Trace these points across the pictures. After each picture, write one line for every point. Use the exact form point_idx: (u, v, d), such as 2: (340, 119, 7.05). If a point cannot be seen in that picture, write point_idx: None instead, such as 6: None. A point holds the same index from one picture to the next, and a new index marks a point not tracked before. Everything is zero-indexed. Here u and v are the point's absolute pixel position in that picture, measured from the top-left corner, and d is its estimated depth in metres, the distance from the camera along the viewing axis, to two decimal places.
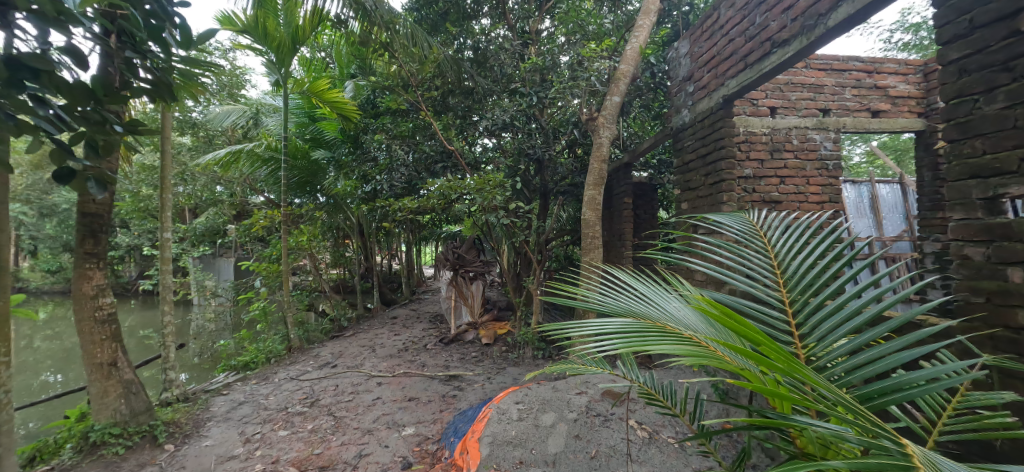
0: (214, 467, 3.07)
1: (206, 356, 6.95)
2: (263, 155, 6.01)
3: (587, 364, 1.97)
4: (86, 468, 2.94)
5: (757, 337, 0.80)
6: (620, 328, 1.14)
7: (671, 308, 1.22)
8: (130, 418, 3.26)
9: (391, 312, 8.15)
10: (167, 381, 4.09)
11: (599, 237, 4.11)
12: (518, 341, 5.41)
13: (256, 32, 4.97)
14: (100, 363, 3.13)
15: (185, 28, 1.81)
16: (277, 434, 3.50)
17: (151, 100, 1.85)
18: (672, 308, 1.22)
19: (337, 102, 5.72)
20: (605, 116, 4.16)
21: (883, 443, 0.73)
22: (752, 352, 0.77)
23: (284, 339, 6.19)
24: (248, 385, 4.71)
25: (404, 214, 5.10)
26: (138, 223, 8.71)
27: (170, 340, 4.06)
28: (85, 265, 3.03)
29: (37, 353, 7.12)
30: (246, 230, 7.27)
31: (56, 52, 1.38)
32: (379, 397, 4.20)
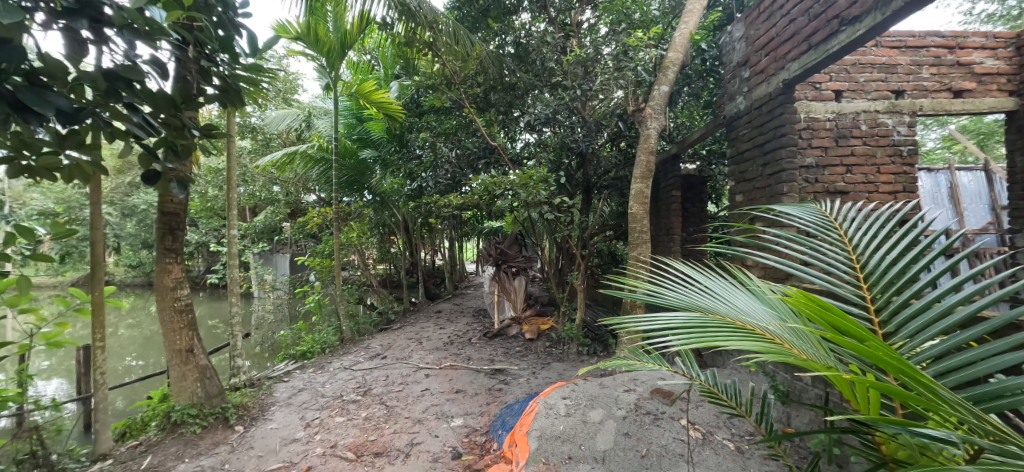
0: (280, 448, 3.27)
1: (268, 346, 7.43)
2: (315, 155, 6.30)
3: (644, 360, 1.93)
4: (170, 444, 3.22)
5: (854, 328, 0.75)
6: (685, 322, 1.10)
7: (742, 305, 1.15)
8: (206, 400, 3.53)
9: (437, 307, 8.35)
10: (235, 367, 4.41)
11: (648, 232, 3.99)
12: (562, 337, 5.39)
13: (309, 38, 5.21)
14: (179, 350, 3.41)
15: (252, 37, 1.93)
16: (334, 420, 3.68)
17: (220, 105, 2.00)
18: (744, 305, 1.15)
19: (383, 102, 5.90)
20: (652, 106, 4.03)
21: (1014, 449, 0.66)
22: (858, 345, 0.71)
23: (337, 331, 6.49)
24: (305, 373, 4.99)
25: (449, 210, 5.19)
26: (206, 222, 9.42)
27: (238, 329, 4.37)
28: (165, 260, 3.31)
29: (125, 340, 7.88)
30: (301, 227, 7.68)
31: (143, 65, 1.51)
32: (428, 388, 4.31)
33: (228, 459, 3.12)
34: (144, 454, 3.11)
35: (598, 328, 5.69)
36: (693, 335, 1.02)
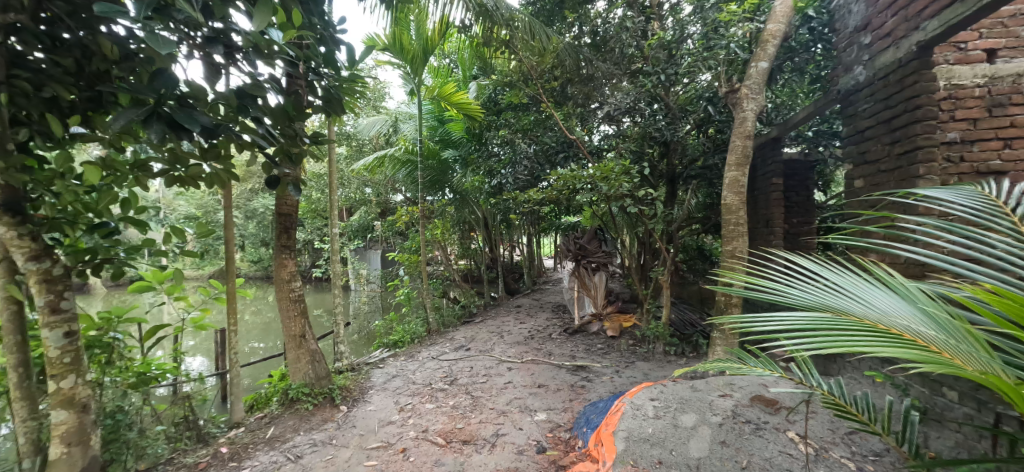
0: (378, 428, 3.53)
1: (364, 334, 8.07)
2: (402, 158, 6.71)
3: (749, 364, 1.77)
4: (289, 417, 3.64)
5: None
6: (813, 324, 0.98)
7: (885, 304, 1.00)
8: (315, 381, 3.92)
9: (517, 301, 8.46)
10: (338, 353, 4.85)
11: (744, 224, 3.65)
12: (647, 335, 5.18)
13: (395, 48, 5.52)
14: (295, 335, 3.82)
15: (350, 51, 2.10)
16: (425, 406, 3.89)
17: (324, 114, 2.20)
18: (887, 305, 1.00)
19: (463, 103, 6.10)
20: (749, 85, 3.69)
21: None
22: None
23: (425, 322, 6.85)
24: (398, 361, 5.34)
25: (529, 206, 5.21)
26: (311, 222, 10.48)
27: (340, 318, 4.80)
28: (282, 255, 3.74)
29: (250, 325, 9.05)
30: (391, 225, 8.23)
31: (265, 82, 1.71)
32: (511, 381, 4.40)
33: (335, 435, 3.42)
34: (269, 425, 3.54)
35: (687, 327, 5.38)
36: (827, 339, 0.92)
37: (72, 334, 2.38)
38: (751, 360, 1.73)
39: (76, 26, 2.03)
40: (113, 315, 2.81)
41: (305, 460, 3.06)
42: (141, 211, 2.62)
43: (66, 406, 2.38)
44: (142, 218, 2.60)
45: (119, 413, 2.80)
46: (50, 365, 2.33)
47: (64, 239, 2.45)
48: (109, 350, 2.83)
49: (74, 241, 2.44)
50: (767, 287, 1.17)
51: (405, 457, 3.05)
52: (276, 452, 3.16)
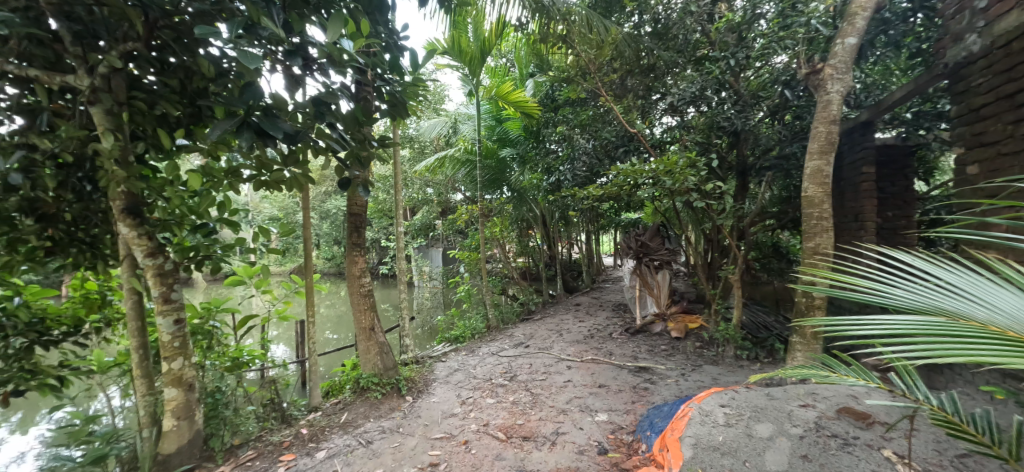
0: (441, 419, 3.65)
1: (427, 329, 8.38)
2: (462, 158, 6.89)
3: (839, 373, 1.61)
4: (360, 404, 3.86)
5: None
6: (927, 330, 0.89)
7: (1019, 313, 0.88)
8: (384, 371, 4.13)
9: (575, 299, 8.37)
10: (403, 346, 5.08)
11: (830, 218, 3.34)
12: (715, 337, 4.92)
13: (454, 51, 5.66)
14: (365, 327, 4.05)
15: (413, 55, 2.19)
16: (485, 401, 3.97)
17: (390, 118, 2.32)
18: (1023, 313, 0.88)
19: (520, 101, 6.14)
20: (833, 65, 3.37)
21: None
22: None
23: (485, 318, 6.98)
24: (459, 355, 5.49)
25: (588, 202, 5.13)
26: (378, 221, 11.06)
27: (405, 313, 5.02)
28: (353, 252, 3.99)
29: (324, 318, 9.73)
30: (452, 223, 8.46)
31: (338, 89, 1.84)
32: (570, 379, 4.37)
33: (402, 423, 3.57)
34: (342, 410, 3.77)
35: (760, 330, 5.03)
36: (947, 348, 0.84)
37: (180, 321, 2.69)
38: (842, 369, 1.57)
39: (179, 51, 2.31)
40: (212, 305, 3.19)
41: (375, 445, 3.21)
42: (234, 212, 2.91)
43: (175, 385, 2.70)
44: (235, 219, 2.88)
45: (217, 393, 3.11)
46: (163, 348, 2.66)
47: (172, 238, 2.78)
48: (209, 337, 3.18)
49: (181, 239, 2.76)
50: (864, 288, 1.07)
51: (467, 450, 3.12)
52: (348, 436, 3.34)
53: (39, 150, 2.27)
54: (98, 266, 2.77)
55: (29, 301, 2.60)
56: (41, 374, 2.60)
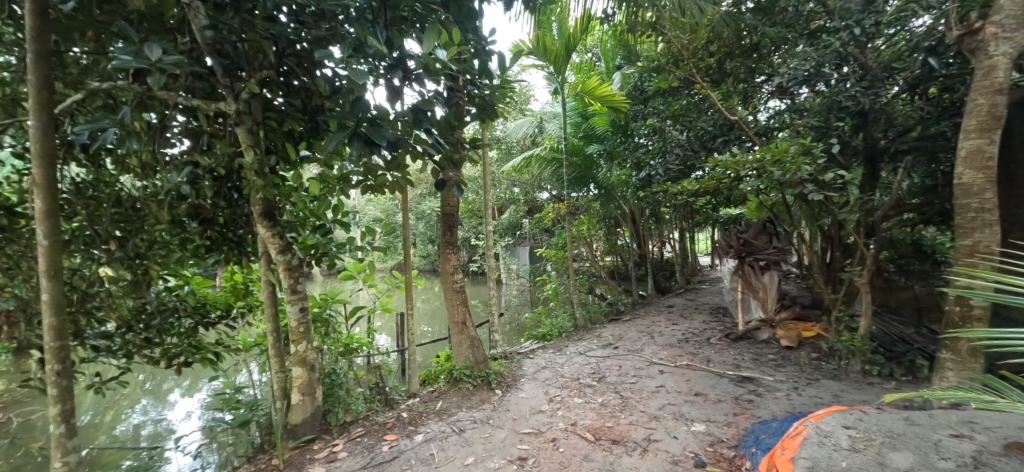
0: (529, 415, 3.72)
1: (515, 326, 8.57)
2: (548, 156, 6.97)
3: (1009, 399, 1.35)
4: (454, 394, 4.08)
5: None
6: None
7: None
8: (475, 364, 4.32)
9: (668, 301, 7.94)
10: (493, 341, 5.28)
11: (993, 211, 2.79)
12: (836, 348, 4.37)
13: (540, 51, 5.72)
14: (457, 321, 4.27)
15: (501, 57, 2.27)
16: (573, 400, 3.97)
17: (480, 120, 2.44)
18: None
19: (608, 96, 6.01)
20: (997, 22, 2.82)
21: None
22: None
23: (572, 317, 6.94)
24: (547, 353, 5.54)
25: (681, 198, 4.87)
26: (469, 221, 11.56)
27: (494, 309, 5.20)
28: (447, 250, 4.23)
29: (421, 312, 10.42)
30: (538, 222, 8.56)
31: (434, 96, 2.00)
32: (663, 385, 4.19)
33: (492, 415, 3.70)
34: (437, 399, 4.01)
35: (895, 343, 4.36)
36: None
37: (304, 310, 3.09)
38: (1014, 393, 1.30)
39: (301, 74, 2.69)
40: (329, 296, 3.69)
41: (467, 434, 3.36)
42: (346, 214, 3.26)
43: (300, 365, 3.11)
44: (346, 220, 3.23)
45: (331, 374, 3.54)
46: (292, 332, 3.07)
47: (298, 237, 3.21)
48: (326, 325, 3.66)
49: (303, 238, 3.18)
50: None
51: (556, 447, 3.15)
52: (443, 423, 3.53)
53: (200, 164, 2.75)
54: (243, 261, 3.28)
55: (195, 289, 3.25)
56: (202, 348, 3.23)
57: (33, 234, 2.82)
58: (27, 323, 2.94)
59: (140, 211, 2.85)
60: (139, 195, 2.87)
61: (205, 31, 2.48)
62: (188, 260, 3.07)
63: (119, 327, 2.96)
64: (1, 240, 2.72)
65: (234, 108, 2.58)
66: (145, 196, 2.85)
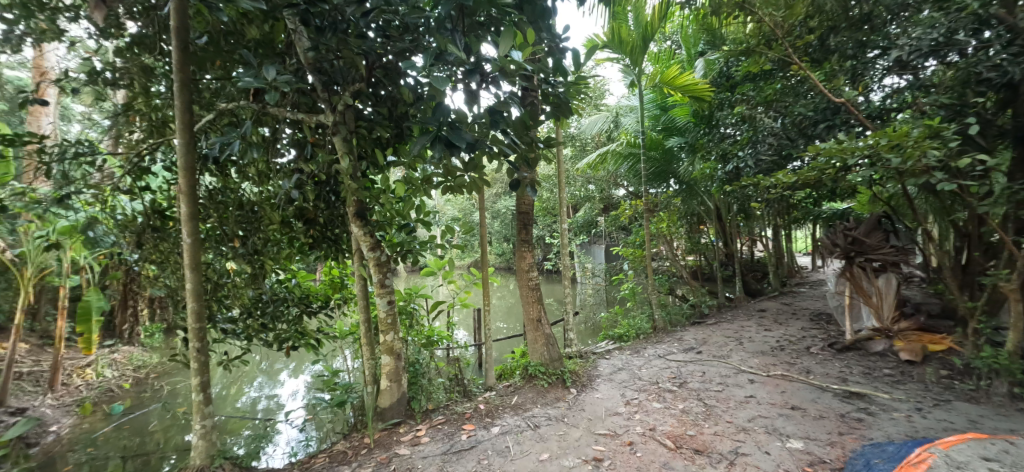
0: (605, 416, 3.67)
1: (590, 325, 8.46)
2: (624, 152, 6.78)
3: None
4: (529, 390, 4.14)
5: None
6: None
7: None
8: (550, 362, 4.36)
9: (759, 304, 7.34)
10: (568, 340, 5.30)
11: None
12: (973, 366, 3.75)
13: (615, 43, 5.57)
14: (533, 319, 4.34)
15: (575, 53, 2.27)
16: (652, 405, 3.84)
17: (555, 118, 2.46)
18: None
19: (689, 85, 5.69)
20: None
21: None
22: None
23: (650, 318, 6.70)
24: (623, 354, 5.42)
25: (775, 191, 4.48)
26: (544, 220, 11.62)
27: (570, 308, 5.20)
28: (523, 248, 4.32)
29: (497, 309, 10.68)
30: (614, 220, 8.37)
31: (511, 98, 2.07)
32: (753, 395, 3.90)
33: (567, 414, 3.70)
34: (513, 393, 4.09)
35: None
36: None
37: (392, 302, 3.33)
38: None
39: (388, 84, 2.93)
40: (413, 290, 3.97)
41: (542, 430, 3.40)
42: (428, 213, 3.46)
43: (388, 354, 3.37)
44: (428, 219, 3.43)
45: (415, 364, 3.78)
46: (381, 322, 3.33)
47: (386, 236, 3.47)
48: (410, 316, 3.96)
49: (391, 236, 3.44)
50: None
51: (632, 451, 3.09)
52: (519, 418, 3.60)
53: (304, 171, 3.10)
54: (339, 257, 3.64)
55: (300, 282, 3.65)
56: (306, 335, 3.63)
57: (178, 233, 3.37)
58: (174, 308, 3.51)
59: (257, 213, 3.26)
60: (256, 199, 3.30)
61: (307, 52, 2.80)
62: (295, 255, 3.48)
63: (241, 313, 3.43)
64: (156, 238, 3.28)
65: (332, 119, 2.86)
66: (261, 200, 3.26)
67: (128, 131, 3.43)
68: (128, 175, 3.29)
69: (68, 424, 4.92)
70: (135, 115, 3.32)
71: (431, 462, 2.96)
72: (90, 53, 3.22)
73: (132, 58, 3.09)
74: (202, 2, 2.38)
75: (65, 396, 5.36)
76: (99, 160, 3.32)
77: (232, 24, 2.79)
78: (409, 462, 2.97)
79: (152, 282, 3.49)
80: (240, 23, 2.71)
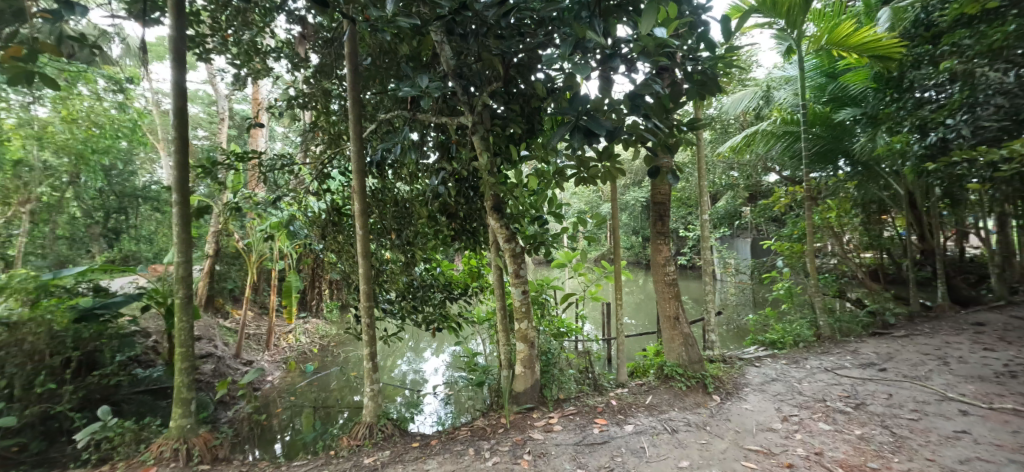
0: (757, 431, 3.28)
1: (734, 328, 7.65)
2: (778, 131, 5.93)
3: None
4: (665, 390, 3.92)
5: None
6: None
7: None
8: (689, 364, 4.07)
9: (975, 317, 5.72)
10: (709, 342, 4.88)
11: None
12: None
13: (765, 6, 4.86)
14: (670, 316, 4.11)
15: (725, 21, 2.06)
16: (818, 425, 3.31)
17: (700, 97, 2.28)
18: None
19: (869, 43, 4.66)
20: None
21: None
22: None
23: (811, 324, 5.78)
24: (777, 364, 4.79)
25: (1002, 169, 3.44)
26: (679, 211, 10.84)
27: (711, 308, 4.78)
28: (658, 241, 4.10)
29: (626, 304, 10.34)
30: (765, 210, 7.40)
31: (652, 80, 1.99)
32: (967, 431, 3.10)
33: (710, 422, 3.41)
34: (647, 392, 3.91)
35: None
36: None
37: (525, 292, 3.47)
38: None
39: (521, 81, 3.04)
40: (543, 282, 4.11)
41: (681, 436, 3.20)
42: (559, 205, 3.49)
43: (522, 341, 3.52)
44: (559, 211, 3.46)
45: (547, 353, 3.89)
46: (516, 310, 3.49)
47: (519, 228, 3.61)
48: (542, 306, 4.09)
49: (524, 229, 3.56)
50: None
51: None
52: (654, 419, 3.44)
53: (448, 169, 3.39)
54: (477, 249, 3.87)
55: (443, 270, 4.03)
56: (448, 319, 4.01)
57: (350, 226, 3.99)
58: (347, 290, 4.17)
59: (409, 209, 3.71)
60: (408, 196, 3.72)
61: (450, 60, 3.05)
62: (439, 246, 3.78)
63: (397, 296, 3.92)
64: (335, 231, 3.96)
65: (471, 120, 3.07)
66: (412, 197, 3.67)
67: (313, 144, 4.16)
68: (315, 180, 4.00)
69: (278, 377, 6.24)
70: (319, 131, 4.02)
71: (565, 451, 3.01)
72: (288, 83, 3.99)
73: (316, 84, 3.74)
74: (369, 27, 2.75)
75: (276, 355, 6.80)
76: (295, 169, 4.10)
77: (389, 43, 3.18)
78: (543, 447, 3.06)
79: (332, 267, 4.20)
80: (395, 41, 3.06)
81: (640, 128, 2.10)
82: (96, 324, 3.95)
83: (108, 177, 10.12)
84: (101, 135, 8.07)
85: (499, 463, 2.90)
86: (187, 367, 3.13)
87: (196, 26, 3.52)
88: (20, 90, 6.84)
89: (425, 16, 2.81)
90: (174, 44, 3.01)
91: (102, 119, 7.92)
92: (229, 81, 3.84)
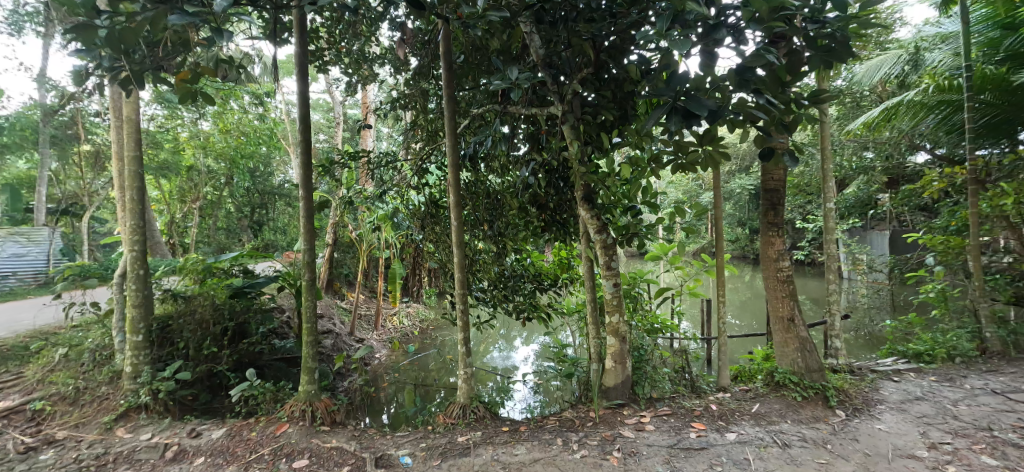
0: (892, 456, 2.81)
1: (864, 334, 6.64)
2: (929, 101, 4.95)
3: None
4: (774, 399, 3.53)
5: None
6: None
7: None
8: (806, 372, 3.61)
9: None
10: (832, 349, 4.29)
11: None
12: None
13: None
14: (782, 317, 3.69)
15: None
16: (979, 458, 2.72)
17: (825, 66, 1.97)
18: None
19: None
20: None
21: None
22: None
23: (972, 335, 4.78)
24: (924, 380, 4.04)
25: None
26: (795, 200, 9.67)
27: (835, 310, 4.19)
28: (769, 232, 3.68)
29: (731, 302, 9.52)
30: (910, 197, 6.26)
31: (767, 50, 1.76)
32: None
33: (831, 440, 2.99)
34: (754, 400, 3.54)
35: None
36: None
37: (617, 285, 3.34)
38: None
39: (613, 66, 2.90)
40: (637, 275, 3.97)
41: (794, 451, 2.85)
42: (654, 194, 3.28)
43: (613, 335, 3.43)
44: (652, 201, 3.26)
45: (639, 349, 3.74)
46: (607, 304, 3.40)
47: (611, 219, 3.48)
48: (635, 301, 3.94)
49: (617, 220, 3.42)
50: None
51: None
52: (761, 430, 3.12)
53: (539, 160, 3.39)
54: (567, 240, 3.81)
55: (534, 261, 4.06)
56: (538, 309, 4.02)
57: (446, 218, 4.19)
58: (444, 278, 4.40)
59: (500, 201, 3.77)
60: (499, 188, 3.81)
61: (540, 50, 3.01)
62: (529, 237, 3.81)
63: (489, 285, 4.05)
64: (433, 222, 4.20)
65: (561, 109, 3.00)
66: (503, 190, 3.74)
67: (413, 142, 4.41)
68: (415, 175, 4.25)
69: (385, 355, 6.84)
70: (418, 129, 4.25)
71: (657, 452, 2.87)
72: (391, 86, 4.28)
73: (415, 85, 3.97)
74: (463, 25, 2.81)
75: (383, 335, 7.46)
76: (398, 165, 4.40)
77: (482, 39, 3.24)
78: (633, 446, 2.95)
79: (430, 257, 4.43)
80: (488, 36, 3.10)
81: (748, 105, 1.89)
82: (245, 300, 4.65)
83: (252, 177, 11.87)
84: (248, 142, 9.28)
85: (587, 457, 2.85)
86: (311, 340, 3.55)
87: (315, 42, 3.94)
88: (190, 107, 8.33)
89: (514, 8, 2.80)
90: (299, 58, 3.38)
91: (248, 129, 9.11)
92: (343, 88, 4.22)
